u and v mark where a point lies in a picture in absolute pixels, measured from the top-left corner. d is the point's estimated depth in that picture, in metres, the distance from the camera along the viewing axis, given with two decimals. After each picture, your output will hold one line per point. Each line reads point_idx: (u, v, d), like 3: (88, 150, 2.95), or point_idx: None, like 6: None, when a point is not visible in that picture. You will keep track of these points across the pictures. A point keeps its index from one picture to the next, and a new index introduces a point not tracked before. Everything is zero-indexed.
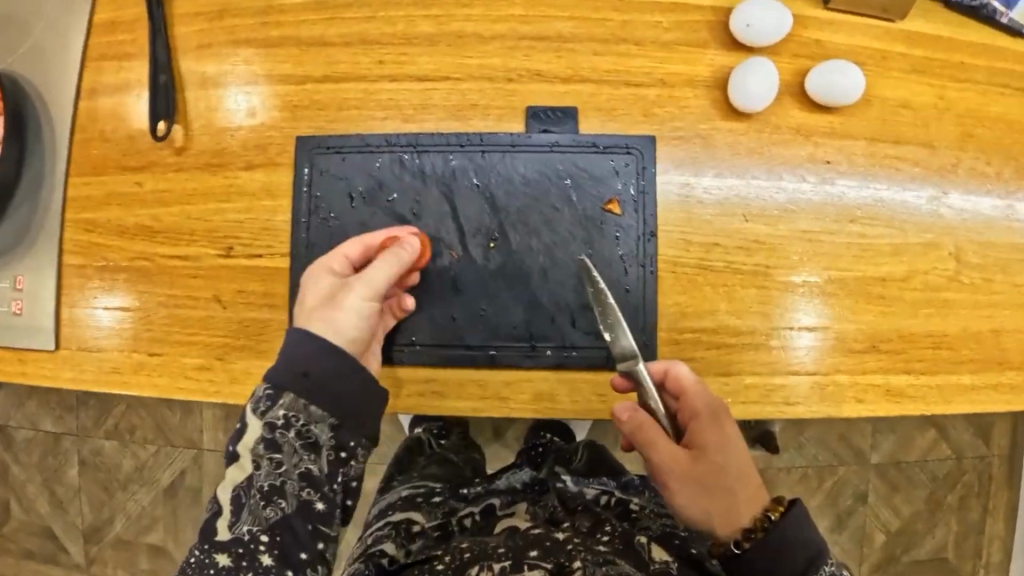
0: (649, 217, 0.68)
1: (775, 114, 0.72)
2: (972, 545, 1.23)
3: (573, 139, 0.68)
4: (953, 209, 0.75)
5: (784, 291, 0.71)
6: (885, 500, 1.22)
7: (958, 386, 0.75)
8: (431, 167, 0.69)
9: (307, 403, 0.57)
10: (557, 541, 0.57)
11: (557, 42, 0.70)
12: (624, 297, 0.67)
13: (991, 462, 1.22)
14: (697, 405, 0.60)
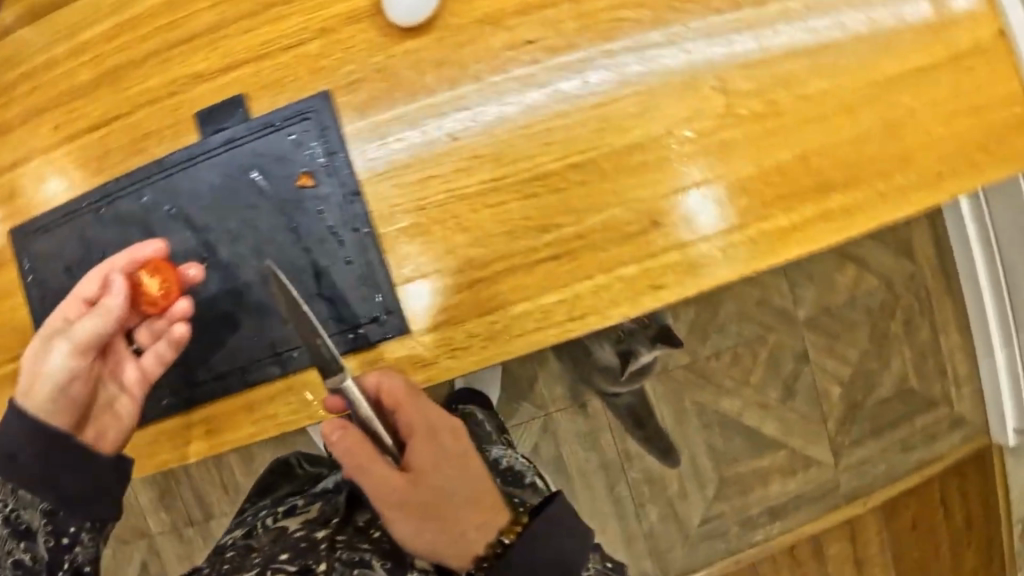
0: (346, 176, 0.62)
1: (456, 16, 0.64)
2: (934, 365, 1.23)
3: (246, 127, 0.64)
4: (700, 42, 0.66)
5: (529, 200, 0.63)
6: (829, 348, 1.22)
7: (777, 232, 0.67)
8: (127, 210, 0.66)
9: (13, 488, 0.50)
10: (314, 544, 0.54)
11: (208, 36, 0.66)
12: (348, 270, 0.62)
13: (921, 277, 1.22)
14: (412, 422, 0.53)
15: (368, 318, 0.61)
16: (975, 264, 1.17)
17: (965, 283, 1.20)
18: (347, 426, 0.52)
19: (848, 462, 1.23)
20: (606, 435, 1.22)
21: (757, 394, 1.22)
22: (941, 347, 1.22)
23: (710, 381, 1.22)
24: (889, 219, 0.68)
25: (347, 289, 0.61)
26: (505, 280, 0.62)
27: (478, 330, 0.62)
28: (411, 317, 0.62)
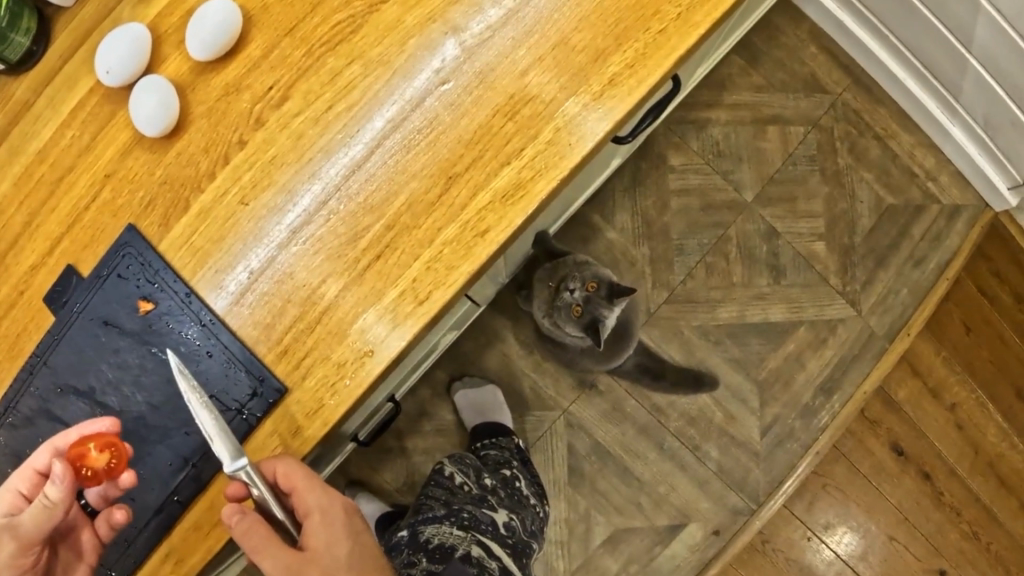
0: (175, 285, 0.66)
1: (201, 102, 0.67)
2: (899, 172, 1.14)
3: (83, 288, 0.68)
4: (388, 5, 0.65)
5: (331, 220, 0.65)
6: (792, 213, 1.15)
7: (564, 129, 0.65)
8: (27, 408, 0.70)
9: None
10: None
11: (28, 230, 0.72)
12: (213, 362, 0.65)
13: (843, 101, 1.15)
14: (308, 503, 0.61)
15: (249, 395, 0.64)
16: (878, 56, 1.10)
17: (881, 75, 1.13)
18: (246, 511, 0.59)
19: (871, 305, 1.14)
20: (626, 403, 1.18)
21: (749, 288, 1.16)
22: (897, 155, 1.14)
23: (699, 303, 1.17)
24: (684, 47, 0.65)
25: (220, 380, 0.65)
26: (357, 290, 0.64)
27: (345, 356, 0.64)
28: (284, 372, 0.65)
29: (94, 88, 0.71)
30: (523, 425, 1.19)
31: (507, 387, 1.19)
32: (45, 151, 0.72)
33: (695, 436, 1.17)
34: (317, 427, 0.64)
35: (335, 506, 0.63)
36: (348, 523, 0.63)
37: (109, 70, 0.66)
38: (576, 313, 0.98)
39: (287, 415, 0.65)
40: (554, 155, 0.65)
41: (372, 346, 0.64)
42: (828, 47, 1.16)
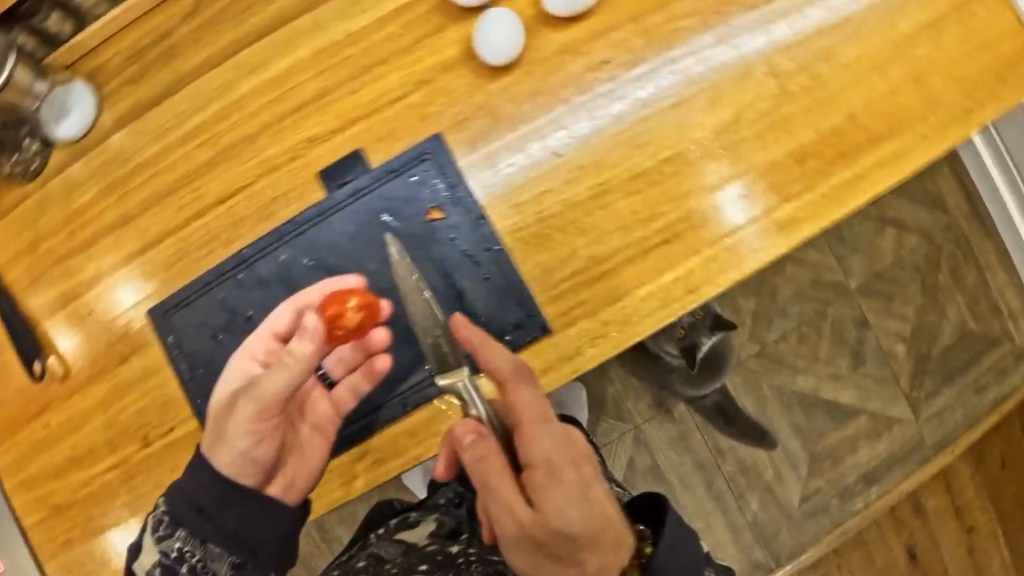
0: (470, 204, 0.69)
1: (536, 49, 0.72)
2: (986, 304, 1.25)
3: (369, 176, 0.70)
4: (744, 36, 0.76)
5: (633, 196, 0.72)
6: (886, 311, 1.25)
7: (841, 184, 0.76)
8: (265, 271, 0.70)
9: (200, 541, 0.61)
10: (447, 556, 0.64)
11: (316, 102, 0.73)
12: (488, 286, 0.68)
13: (958, 224, 1.25)
14: (538, 456, 0.58)
15: (513, 325, 0.68)
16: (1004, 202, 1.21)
17: (998, 216, 1.24)
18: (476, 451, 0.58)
19: (928, 415, 1.24)
20: (692, 434, 1.26)
21: (829, 366, 1.26)
22: (990, 286, 1.24)
23: (784, 365, 1.26)
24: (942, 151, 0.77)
25: (489, 304, 0.68)
26: (636, 263, 0.70)
27: (611, 317, 0.70)
28: (551, 314, 0.69)
29: None
30: (596, 427, 1.25)
31: (591, 389, 1.24)
32: (357, 35, 0.74)
33: (743, 484, 1.26)
34: (565, 372, 0.69)
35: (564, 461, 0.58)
36: (577, 475, 0.58)
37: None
38: (680, 335, 1.09)
39: (541, 354, 0.69)
40: (823, 205, 0.76)
41: (634, 316, 0.70)
42: (953, 165, 1.26)
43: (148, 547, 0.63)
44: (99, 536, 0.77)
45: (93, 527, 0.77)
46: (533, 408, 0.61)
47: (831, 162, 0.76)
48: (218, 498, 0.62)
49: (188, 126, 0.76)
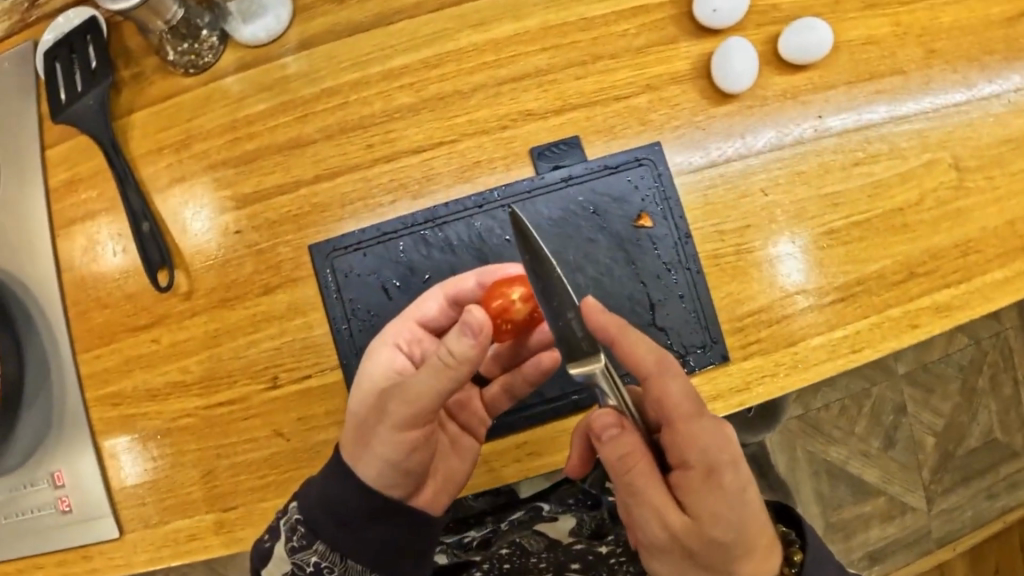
0: (679, 220, 0.70)
1: (761, 85, 0.74)
2: (1015, 417, 1.34)
3: (586, 168, 0.69)
4: (935, 114, 0.77)
5: (821, 249, 0.73)
6: (925, 403, 1.33)
7: (992, 284, 0.76)
8: (456, 236, 0.69)
9: (340, 556, 0.57)
10: (596, 557, 0.78)
11: (538, 77, 0.71)
12: (680, 304, 0.69)
13: (1007, 336, 1.34)
14: (688, 458, 0.53)
15: (696, 346, 0.69)
16: None
17: None
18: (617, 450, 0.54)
19: (940, 509, 1.30)
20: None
21: (862, 442, 1.31)
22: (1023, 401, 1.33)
23: (821, 433, 1.31)
24: None
25: (677, 322, 0.69)
26: (814, 313, 0.71)
27: (784, 360, 0.70)
28: (732, 344, 0.70)
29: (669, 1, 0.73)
30: None
31: None
32: (591, 20, 0.72)
33: None
34: (732, 404, 0.69)
35: (720, 466, 0.52)
36: (734, 479, 0.53)
37: (718, 10, 0.70)
38: None
39: (714, 381, 0.69)
40: (976, 299, 0.75)
41: (804, 366, 0.70)
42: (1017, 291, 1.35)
43: (276, 553, 0.58)
44: (187, 473, 0.72)
45: (183, 459, 0.72)
46: (686, 401, 0.54)
47: (1012, 254, 0.76)
48: (365, 510, 0.57)
49: (393, 64, 0.72)
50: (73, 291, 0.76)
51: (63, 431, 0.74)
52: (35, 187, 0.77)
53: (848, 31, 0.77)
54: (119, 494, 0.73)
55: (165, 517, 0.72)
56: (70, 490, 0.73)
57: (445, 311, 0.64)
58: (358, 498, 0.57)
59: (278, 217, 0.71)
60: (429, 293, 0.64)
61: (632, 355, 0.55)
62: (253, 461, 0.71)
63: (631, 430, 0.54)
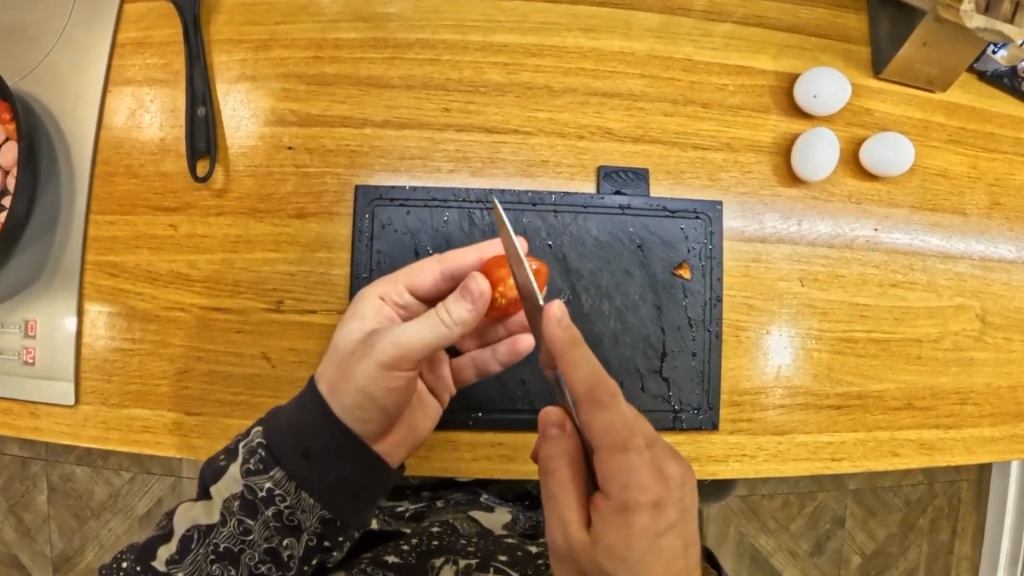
0: (715, 281, 0.70)
1: (831, 181, 0.74)
2: (942, 564, 1.25)
3: (645, 203, 0.69)
4: (980, 265, 0.78)
5: (833, 352, 0.73)
6: (862, 524, 1.22)
7: (979, 438, 0.77)
8: (503, 225, 0.68)
9: (297, 486, 0.54)
10: (525, 554, 0.68)
11: (628, 99, 0.70)
12: (690, 361, 0.70)
13: (960, 486, 1.24)
14: (610, 485, 0.47)
15: (692, 407, 0.69)
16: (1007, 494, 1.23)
17: (993, 504, 1.24)
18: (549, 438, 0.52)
19: None
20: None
21: (792, 540, 1.21)
22: (953, 553, 1.25)
23: (756, 517, 1.20)
24: None
25: (682, 376, 0.69)
26: (806, 411, 0.72)
27: (765, 446, 0.71)
28: (724, 416, 0.70)
29: (774, 72, 0.73)
30: None
31: None
32: (696, 64, 0.72)
33: None
34: (705, 471, 0.70)
35: (640, 505, 0.46)
36: (651, 522, 0.46)
37: (819, 97, 0.70)
38: None
39: (697, 445, 0.70)
40: (957, 447, 0.77)
41: (781, 456, 0.71)
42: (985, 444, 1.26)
43: (226, 470, 0.55)
44: (161, 364, 0.72)
45: (161, 349, 0.72)
46: (615, 435, 0.45)
47: (1005, 418, 0.78)
48: (333, 442, 0.55)
49: (495, 39, 0.70)
50: (105, 151, 0.75)
51: (53, 283, 0.73)
52: (100, 38, 0.75)
53: (927, 158, 0.78)
54: (87, 364, 0.73)
55: (123, 402, 0.72)
56: (39, 343, 0.73)
57: (440, 283, 0.61)
58: (330, 433, 0.55)
59: (333, 147, 0.70)
60: (428, 262, 0.61)
61: (567, 369, 0.44)
62: (229, 375, 0.70)
63: (567, 435, 0.51)
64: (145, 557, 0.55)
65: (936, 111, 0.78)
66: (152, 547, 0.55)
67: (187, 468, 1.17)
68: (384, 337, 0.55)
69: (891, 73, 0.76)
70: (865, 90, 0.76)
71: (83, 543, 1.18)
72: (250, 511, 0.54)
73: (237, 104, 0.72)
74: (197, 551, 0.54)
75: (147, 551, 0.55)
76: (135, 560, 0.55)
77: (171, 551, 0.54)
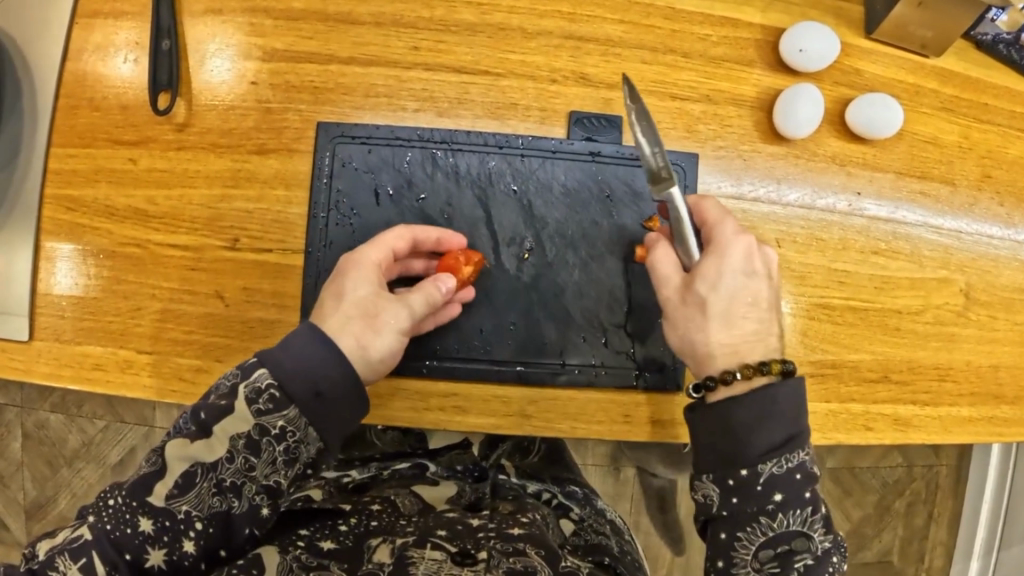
0: None
1: (814, 141, 0.71)
2: (917, 549, 1.21)
3: (617, 150, 0.66)
4: (966, 238, 0.75)
5: (807, 317, 0.70)
6: (837, 503, 1.19)
7: (956, 417, 0.75)
8: (466, 167, 0.65)
9: (308, 423, 0.50)
10: (467, 529, 0.59)
11: (605, 45, 0.68)
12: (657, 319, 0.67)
13: (939, 471, 1.20)
14: (714, 234, 0.56)
15: (657, 365, 0.65)
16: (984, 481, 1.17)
17: (971, 490, 1.19)
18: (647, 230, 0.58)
19: None
20: (622, 501, 1.18)
21: None
22: (928, 538, 1.21)
23: None
24: None
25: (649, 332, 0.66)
26: None
27: None
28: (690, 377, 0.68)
29: (759, 25, 0.71)
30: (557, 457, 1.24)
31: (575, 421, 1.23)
32: (677, 13, 0.69)
33: None
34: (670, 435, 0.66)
35: (741, 246, 0.54)
36: (737, 264, 0.54)
37: (804, 51, 0.68)
38: None
39: (661, 406, 0.66)
40: (931, 422, 0.74)
41: None
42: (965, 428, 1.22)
43: (233, 405, 0.49)
44: (115, 299, 0.70)
45: (117, 285, 0.70)
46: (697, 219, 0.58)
47: (984, 398, 0.75)
48: (348, 388, 0.51)
49: None
50: (68, 82, 0.73)
51: (12, 216, 0.72)
52: None
53: (916, 124, 0.75)
54: (42, 300, 0.71)
55: (76, 338, 0.70)
56: None
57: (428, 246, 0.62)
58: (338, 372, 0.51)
59: (298, 83, 0.67)
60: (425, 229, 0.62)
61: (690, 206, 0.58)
62: (183, 314, 0.69)
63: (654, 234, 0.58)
64: (139, 493, 0.46)
65: (928, 77, 0.75)
66: (145, 483, 0.47)
67: (160, 418, 1.15)
68: (389, 308, 0.55)
69: (884, 33, 0.73)
70: (854, 49, 0.73)
71: (56, 491, 1.17)
72: (258, 449, 0.48)
73: (204, 39, 0.70)
74: (201, 486, 0.47)
75: (140, 486, 0.46)
76: (127, 496, 0.46)
77: (169, 488, 0.46)
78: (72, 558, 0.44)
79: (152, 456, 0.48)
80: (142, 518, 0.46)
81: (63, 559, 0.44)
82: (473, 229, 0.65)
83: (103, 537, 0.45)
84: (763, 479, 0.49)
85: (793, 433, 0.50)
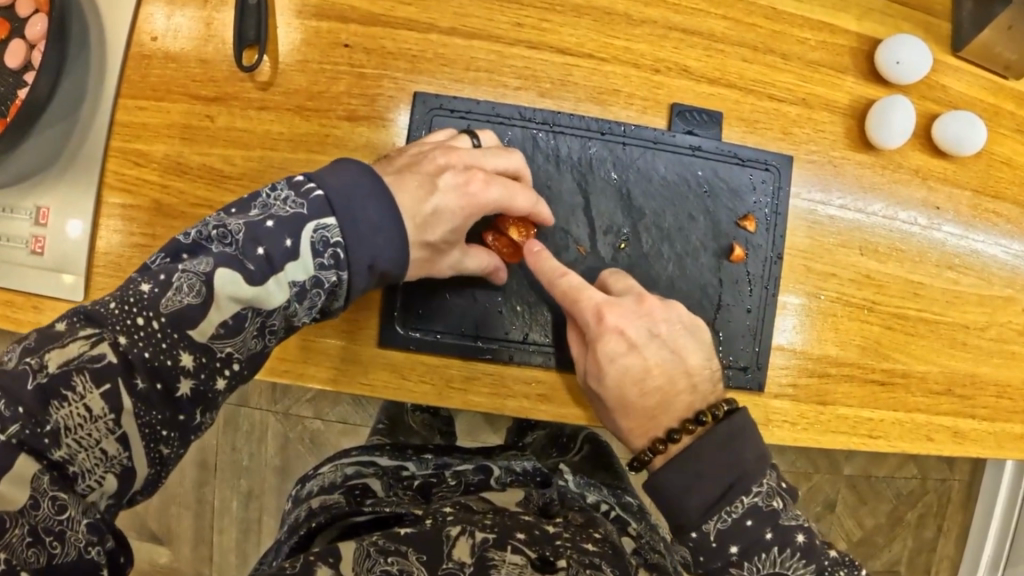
0: (779, 238, 0.67)
1: (900, 152, 0.72)
2: (924, 561, 1.24)
3: (716, 146, 0.66)
4: None
5: (883, 326, 0.71)
6: (852, 511, 1.21)
7: (1011, 433, 0.76)
8: (567, 151, 0.64)
9: (349, 280, 0.51)
10: (544, 533, 0.58)
11: (708, 39, 0.67)
12: (744, 317, 0.67)
13: (952, 485, 1.24)
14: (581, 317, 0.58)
15: (739, 364, 0.67)
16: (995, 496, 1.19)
17: (982, 506, 1.21)
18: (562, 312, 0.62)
19: None
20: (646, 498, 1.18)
21: None
22: (936, 551, 1.24)
23: None
24: None
25: (734, 331, 0.67)
26: (850, 383, 0.70)
27: (808, 415, 0.69)
28: (768, 379, 0.68)
29: (855, 32, 0.71)
30: None
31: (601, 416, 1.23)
32: (779, 13, 0.69)
33: None
34: None
35: (596, 324, 0.57)
36: (614, 347, 0.56)
37: (902, 63, 0.68)
38: None
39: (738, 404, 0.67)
40: (987, 437, 0.75)
41: (817, 424, 0.69)
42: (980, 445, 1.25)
43: (295, 253, 0.48)
44: None
45: None
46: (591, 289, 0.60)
47: None
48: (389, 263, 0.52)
49: None
50: (142, 29, 0.69)
51: (73, 166, 0.68)
52: None
53: (993, 143, 0.75)
54: (100, 258, 0.67)
55: None
56: (49, 234, 0.68)
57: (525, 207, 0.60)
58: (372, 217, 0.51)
59: (394, 50, 0.65)
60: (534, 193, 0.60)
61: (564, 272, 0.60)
62: None
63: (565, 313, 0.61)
64: (183, 323, 0.44)
65: (1007, 98, 0.76)
66: (190, 314, 0.44)
67: None
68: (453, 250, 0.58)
69: (970, 52, 0.74)
70: (942, 65, 0.74)
71: None
72: (302, 296, 0.49)
73: None
74: (248, 331, 0.46)
75: (185, 316, 0.44)
76: (166, 324, 0.43)
77: (216, 327, 0.45)
78: (95, 383, 0.40)
79: (193, 284, 0.44)
80: (183, 352, 0.44)
81: (83, 380, 0.40)
82: (570, 214, 0.64)
83: (140, 363, 0.42)
84: (713, 538, 0.50)
85: (743, 473, 0.51)
